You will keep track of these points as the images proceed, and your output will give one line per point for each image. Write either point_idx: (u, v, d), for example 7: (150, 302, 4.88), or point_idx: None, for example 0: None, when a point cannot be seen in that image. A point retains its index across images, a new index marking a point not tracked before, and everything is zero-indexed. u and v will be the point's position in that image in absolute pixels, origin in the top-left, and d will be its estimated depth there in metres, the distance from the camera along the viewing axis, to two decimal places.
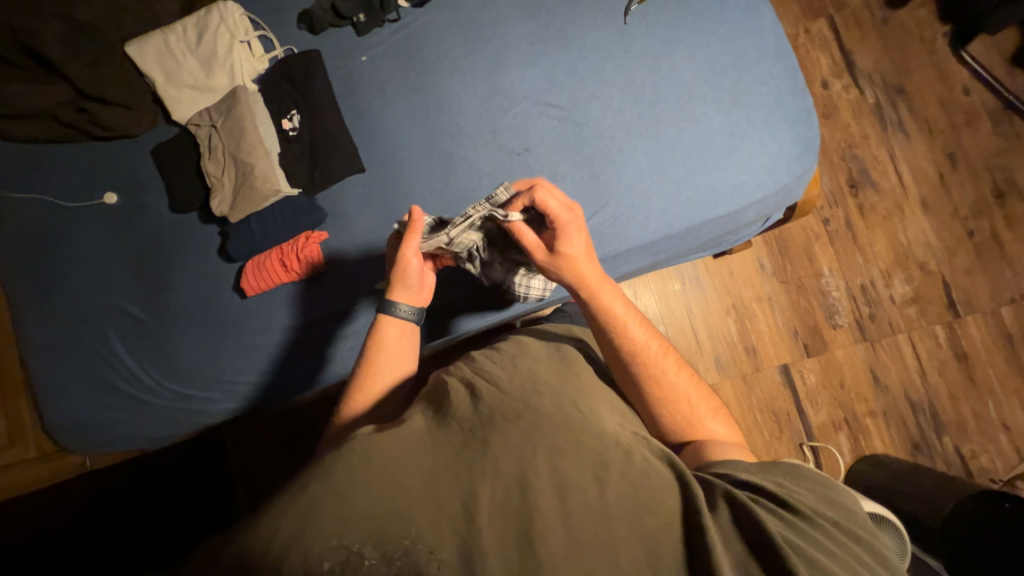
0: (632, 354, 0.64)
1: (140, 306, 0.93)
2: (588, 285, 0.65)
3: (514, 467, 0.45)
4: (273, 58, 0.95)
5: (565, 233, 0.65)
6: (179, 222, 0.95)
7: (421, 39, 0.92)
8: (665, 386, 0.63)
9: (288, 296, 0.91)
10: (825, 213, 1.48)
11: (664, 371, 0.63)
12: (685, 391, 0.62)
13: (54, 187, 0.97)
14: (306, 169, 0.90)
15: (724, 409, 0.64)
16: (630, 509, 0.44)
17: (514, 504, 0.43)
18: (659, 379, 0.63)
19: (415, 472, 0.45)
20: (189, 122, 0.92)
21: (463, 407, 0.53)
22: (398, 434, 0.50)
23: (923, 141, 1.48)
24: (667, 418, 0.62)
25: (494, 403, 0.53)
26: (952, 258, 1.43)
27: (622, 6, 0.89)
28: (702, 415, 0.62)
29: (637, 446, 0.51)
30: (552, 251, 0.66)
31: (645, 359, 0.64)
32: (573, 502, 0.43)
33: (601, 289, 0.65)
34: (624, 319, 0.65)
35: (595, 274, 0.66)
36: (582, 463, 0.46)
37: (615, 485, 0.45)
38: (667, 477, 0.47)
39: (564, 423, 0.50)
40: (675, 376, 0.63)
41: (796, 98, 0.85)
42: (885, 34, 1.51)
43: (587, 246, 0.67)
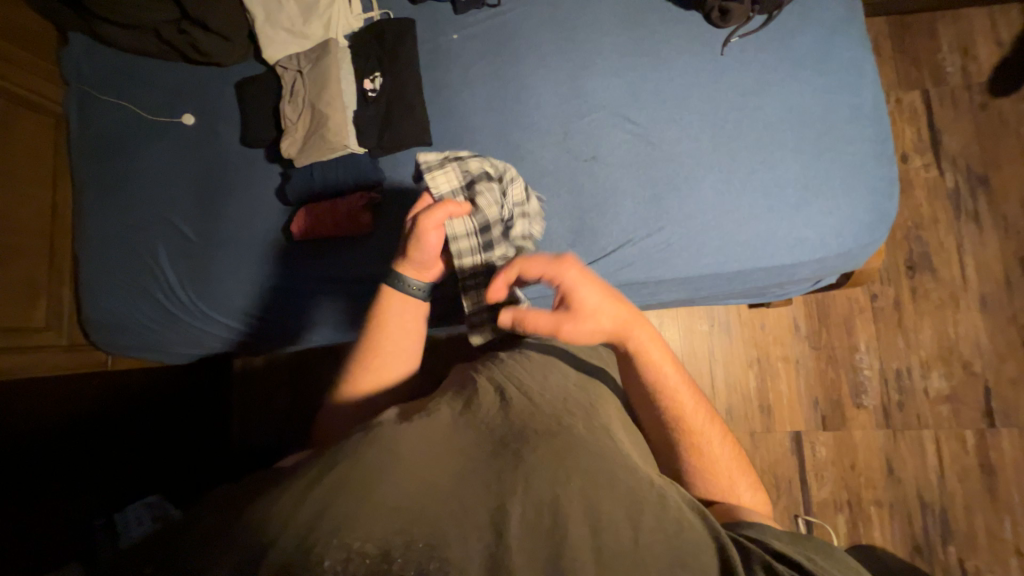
0: (678, 423, 0.62)
1: (192, 225, 0.97)
2: (623, 335, 0.61)
3: (546, 487, 0.44)
4: (369, 18, 0.97)
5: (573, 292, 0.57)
6: (246, 155, 0.98)
7: (514, 29, 0.93)
8: (703, 456, 0.61)
9: (330, 253, 0.92)
10: (874, 288, 1.43)
11: (708, 442, 0.62)
12: (724, 462, 0.61)
13: (142, 98, 1.02)
14: (376, 131, 0.91)
15: (759, 485, 0.62)
16: (662, 557, 0.42)
17: (545, 526, 0.42)
18: (699, 450, 0.61)
19: (444, 475, 0.46)
20: (278, 63, 0.95)
21: (492, 413, 0.54)
22: (429, 431, 0.51)
23: (996, 238, 1.41)
24: (699, 484, 0.61)
25: (525, 414, 0.53)
26: (1000, 364, 1.36)
27: (722, 36, 0.87)
28: (735, 486, 0.60)
29: (672, 493, 0.50)
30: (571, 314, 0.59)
31: (691, 427, 0.62)
32: (605, 538, 0.42)
33: (636, 333, 0.61)
34: (673, 387, 0.62)
35: (625, 317, 0.60)
36: (618, 499, 0.45)
37: (649, 528, 0.44)
38: (700, 531, 0.46)
39: (598, 450, 0.50)
40: (715, 446, 0.62)
41: (882, 165, 0.82)
42: (980, 120, 1.44)
43: (604, 288, 0.59)
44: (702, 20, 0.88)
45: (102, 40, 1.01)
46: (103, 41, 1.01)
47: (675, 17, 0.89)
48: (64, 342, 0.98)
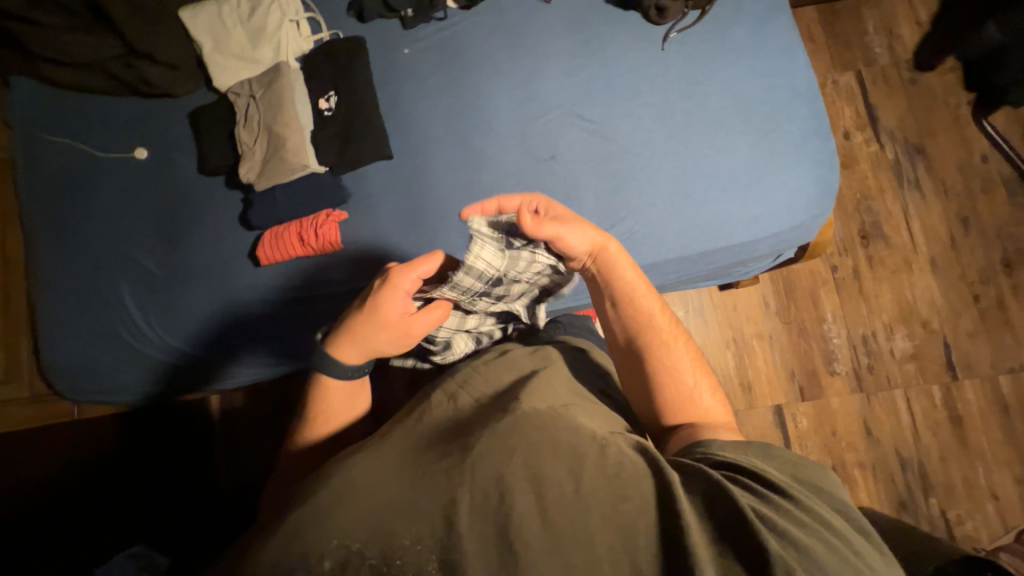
0: (647, 324, 0.67)
1: (155, 259, 0.95)
2: (597, 246, 0.69)
3: (492, 470, 0.44)
4: (319, 39, 0.97)
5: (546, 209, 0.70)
6: (206, 184, 0.97)
7: (464, 38, 0.94)
8: (670, 358, 0.65)
9: (296, 275, 0.91)
10: (834, 259, 1.50)
11: (671, 344, 0.66)
12: (689, 367, 0.65)
13: (91, 136, 0.99)
14: (336, 149, 0.92)
15: (722, 393, 0.65)
16: (605, 501, 0.43)
17: (493, 506, 0.42)
18: (663, 351, 0.65)
19: (398, 474, 0.45)
20: (230, 90, 0.94)
21: (444, 419, 0.54)
22: (384, 443, 0.51)
23: (938, 202, 1.50)
24: (667, 392, 0.64)
25: (473, 415, 0.54)
26: (955, 320, 1.44)
27: (662, 32, 0.91)
28: (700, 390, 0.64)
29: (612, 438, 0.50)
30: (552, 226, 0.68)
31: (657, 332, 0.67)
32: (549, 500, 0.42)
33: (606, 244, 0.70)
34: (640, 296, 0.68)
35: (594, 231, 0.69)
36: (559, 457, 0.45)
37: (591, 478, 0.44)
38: (640, 465, 0.47)
39: (540, 422, 0.50)
40: (681, 347, 0.66)
41: (821, 138, 0.87)
42: (911, 94, 1.55)
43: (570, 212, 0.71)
44: (643, 19, 0.92)
45: (46, 81, 0.99)
46: (47, 82, 0.99)
47: (616, 19, 0.93)
48: (26, 397, 0.96)
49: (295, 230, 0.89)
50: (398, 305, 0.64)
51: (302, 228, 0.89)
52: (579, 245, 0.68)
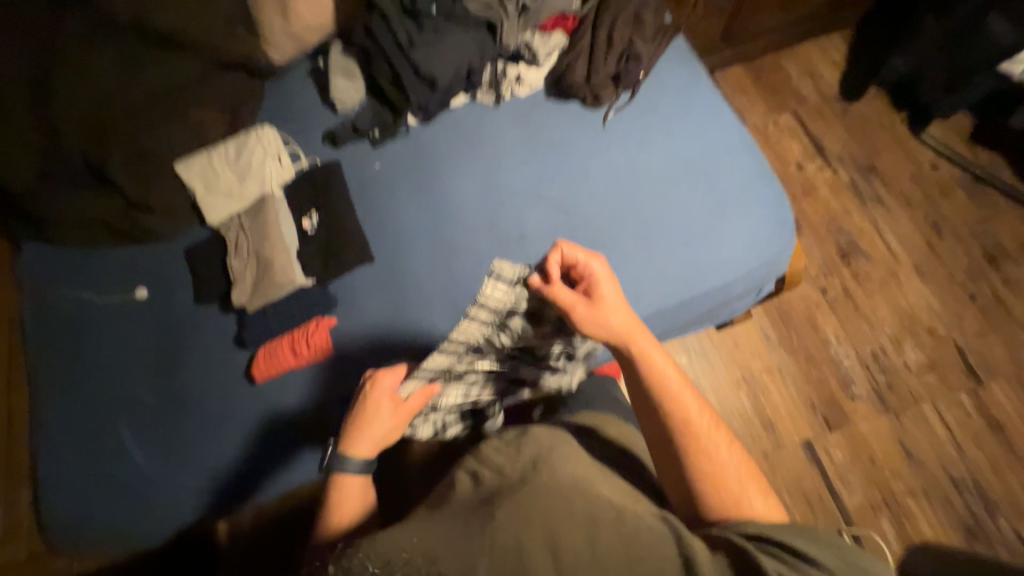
0: (683, 426, 0.71)
1: (155, 392, 0.97)
2: (626, 334, 0.75)
3: (513, 537, 0.53)
4: (299, 167, 1.07)
5: (597, 282, 0.77)
6: (201, 311, 1.02)
7: (427, 147, 1.04)
8: (713, 460, 0.69)
9: (292, 387, 0.93)
10: (821, 282, 1.51)
11: (714, 446, 0.70)
12: (732, 467, 0.69)
13: (91, 282, 1.05)
14: (320, 261, 0.98)
15: (772, 495, 0.69)
16: (617, 562, 0.51)
17: (511, 566, 0.51)
18: (708, 455, 0.69)
19: (431, 535, 0.55)
20: (221, 224, 1.03)
21: (467, 493, 0.61)
22: (423, 516, 0.59)
23: (904, 212, 1.55)
24: (712, 494, 0.67)
25: (493, 486, 0.61)
26: (959, 322, 1.42)
27: (601, 113, 1.01)
28: (748, 493, 0.67)
29: (631, 508, 0.58)
30: (591, 303, 0.77)
31: (697, 431, 0.71)
32: (565, 558, 0.51)
33: (635, 335, 0.75)
34: (677, 392, 0.73)
35: (627, 321, 0.76)
36: (576, 527, 0.53)
37: (604, 542, 0.53)
38: (660, 531, 0.55)
39: (563, 492, 0.57)
40: (725, 452, 0.70)
41: (766, 183, 0.93)
42: (848, 122, 1.67)
43: (620, 296, 0.78)
44: (581, 105, 1.02)
45: (52, 241, 1.06)
46: (53, 241, 1.07)
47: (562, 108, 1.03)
48: (22, 556, 0.96)
49: (287, 344, 0.92)
50: (385, 404, 0.79)
51: (293, 341, 0.92)
52: (612, 324, 0.75)
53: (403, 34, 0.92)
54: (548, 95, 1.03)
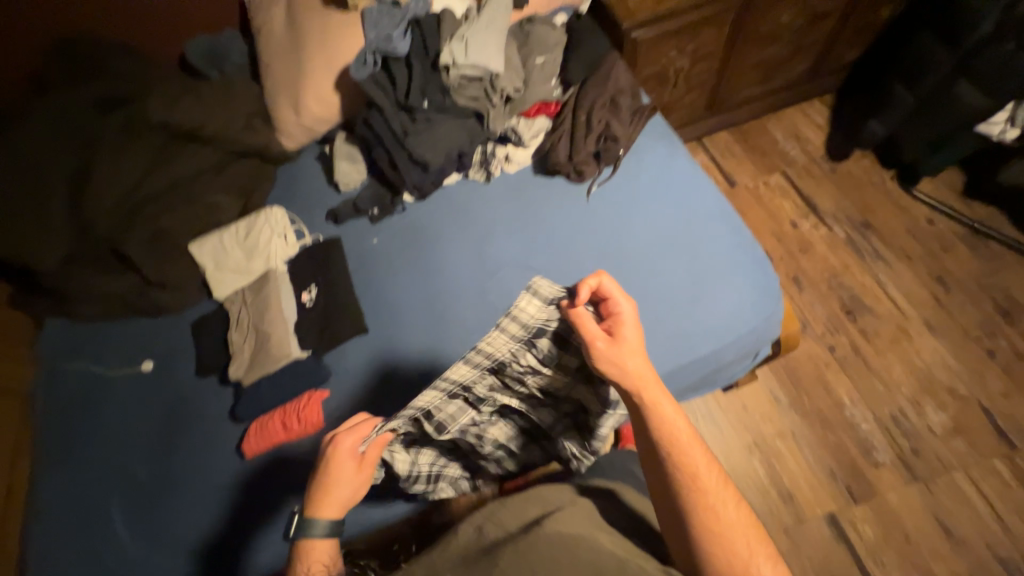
0: (690, 479, 0.71)
1: (148, 470, 0.96)
2: (641, 381, 0.72)
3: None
4: (302, 243, 1.14)
5: (618, 323, 0.73)
6: (201, 384, 1.04)
7: (422, 221, 1.11)
8: (717, 517, 0.69)
9: (281, 464, 0.92)
10: (828, 339, 1.47)
11: (720, 502, 0.70)
12: (737, 526, 0.69)
13: (100, 357, 1.09)
14: (316, 334, 1.02)
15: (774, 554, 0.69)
16: None
17: None
18: (712, 510, 0.69)
19: None
20: (226, 299, 1.08)
21: (472, 546, 0.70)
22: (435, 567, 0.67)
23: (906, 267, 1.53)
24: (712, 549, 0.68)
25: (498, 539, 0.69)
26: (981, 380, 1.36)
27: (585, 186, 1.06)
28: (752, 556, 0.68)
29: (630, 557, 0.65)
30: (612, 344, 0.72)
31: (704, 485, 0.70)
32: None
33: (647, 384, 0.72)
34: (687, 444, 0.72)
35: (644, 367, 0.72)
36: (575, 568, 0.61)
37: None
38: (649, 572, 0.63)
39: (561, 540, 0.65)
40: (730, 509, 0.70)
41: (748, 250, 0.95)
42: (837, 181, 1.71)
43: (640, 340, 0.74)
44: (566, 180, 1.07)
45: (69, 317, 1.12)
46: (70, 317, 1.13)
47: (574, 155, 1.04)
48: None
49: (280, 420, 0.93)
50: (349, 462, 0.74)
51: (287, 416, 0.93)
52: (628, 370, 0.71)
53: (399, 125, 1.00)
54: (536, 172, 1.09)
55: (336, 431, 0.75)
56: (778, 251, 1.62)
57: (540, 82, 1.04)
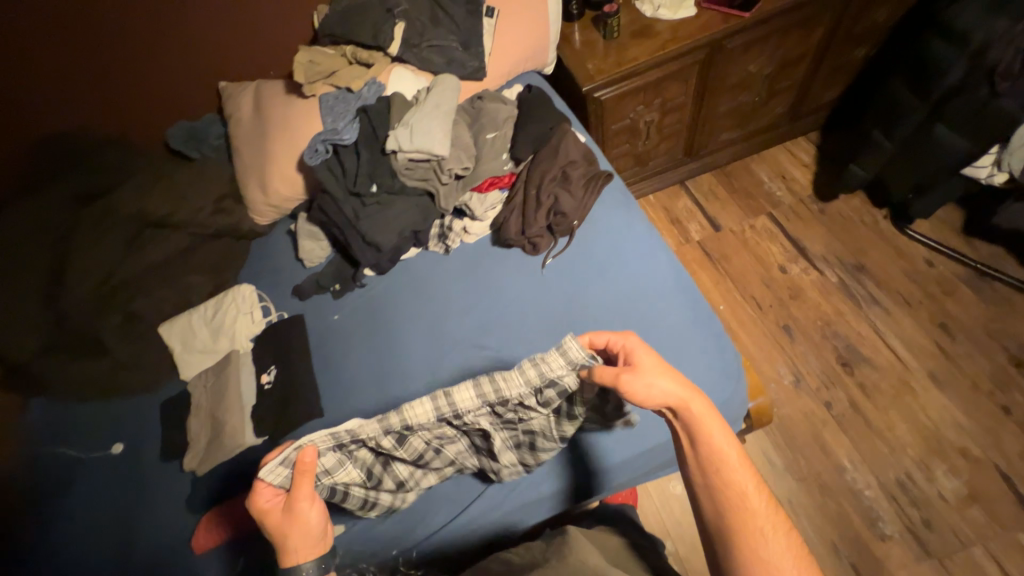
0: (739, 506, 0.64)
1: (106, 566, 0.96)
2: (680, 399, 0.68)
3: None
4: (268, 320, 1.15)
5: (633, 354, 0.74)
6: (162, 470, 1.04)
7: (381, 297, 1.11)
8: (768, 551, 0.61)
9: (233, 557, 0.92)
10: (824, 395, 1.38)
11: (772, 536, 0.62)
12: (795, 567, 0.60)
13: (67, 441, 1.10)
14: (273, 419, 1.01)
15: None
16: None
17: None
18: (762, 542, 0.62)
19: None
20: (190, 381, 1.10)
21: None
22: None
23: (906, 313, 1.44)
24: None
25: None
26: (996, 440, 1.25)
27: (540, 258, 1.05)
28: None
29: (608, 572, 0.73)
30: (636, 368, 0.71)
31: (752, 514, 0.63)
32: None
33: (691, 400, 0.68)
34: (733, 466, 0.65)
35: (680, 385, 0.68)
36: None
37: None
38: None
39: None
40: (784, 543, 0.61)
41: (703, 326, 0.91)
42: (827, 222, 1.64)
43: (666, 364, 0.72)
44: (522, 252, 1.06)
45: (44, 399, 1.15)
46: (44, 400, 1.15)
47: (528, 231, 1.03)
48: None
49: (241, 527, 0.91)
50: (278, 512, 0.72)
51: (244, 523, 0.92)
52: (655, 398, 0.69)
53: (350, 210, 1.04)
54: (493, 243, 1.09)
55: (259, 477, 0.74)
56: (766, 299, 1.55)
57: (489, 158, 1.07)
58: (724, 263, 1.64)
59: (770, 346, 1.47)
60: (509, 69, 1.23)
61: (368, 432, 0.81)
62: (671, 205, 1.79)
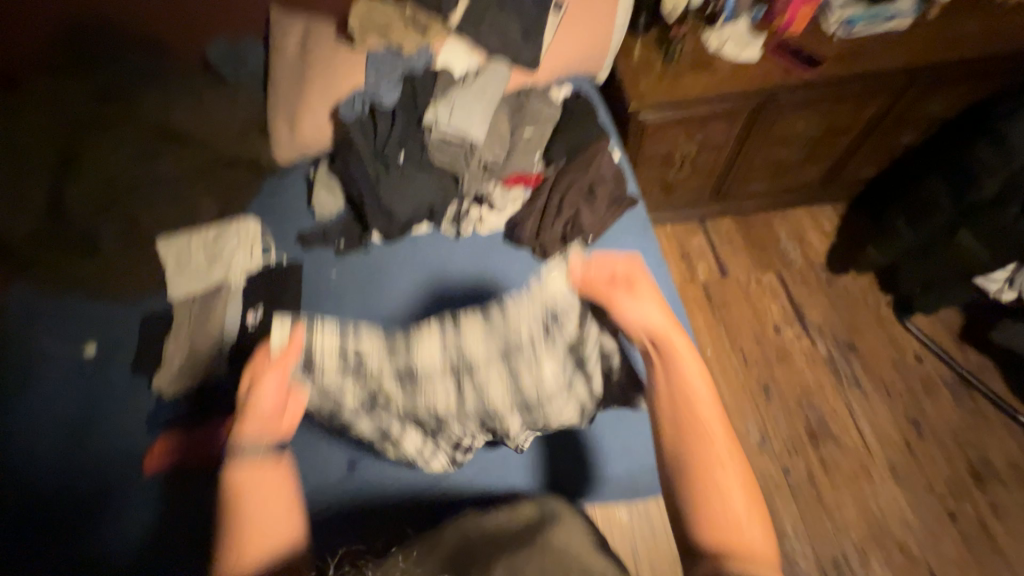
0: (692, 428, 0.70)
1: (56, 463, 0.96)
2: (664, 334, 0.79)
3: None
4: (266, 261, 1.14)
5: (637, 287, 0.85)
6: (129, 382, 1.03)
7: (381, 264, 1.10)
8: (715, 482, 0.66)
9: (180, 481, 0.93)
10: (784, 460, 1.40)
11: (720, 469, 0.67)
12: (734, 490, 0.65)
13: (39, 329, 1.09)
14: (247, 359, 1.01)
15: (772, 535, 0.65)
16: None
17: None
18: (709, 470, 0.67)
19: None
20: (175, 304, 1.09)
21: None
22: None
23: (883, 401, 1.46)
24: (702, 513, 0.64)
25: None
26: (935, 543, 1.28)
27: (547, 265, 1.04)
28: (745, 520, 0.64)
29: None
30: (636, 297, 0.83)
31: (706, 437, 0.69)
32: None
33: (674, 339, 0.79)
34: (695, 388, 0.74)
35: (666, 325, 0.80)
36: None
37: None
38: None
39: None
40: (733, 483, 0.66)
41: None
42: (831, 294, 1.65)
43: (663, 305, 0.83)
44: (532, 254, 1.06)
45: (24, 283, 1.13)
46: (25, 283, 1.13)
47: (541, 241, 1.03)
48: None
49: (203, 455, 0.95)
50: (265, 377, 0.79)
51: (202, 449, 0.95)
52: (650, 319, 0.80)
53: (373, 173, 1.04)
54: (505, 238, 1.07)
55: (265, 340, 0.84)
56: (753, 355, 1.57)
57: (521, 154, 1.06)
58: (721, 310, 1.65)
59: (746, 401, 1.49)
60: (561, 70, 1.22)
61: (375, 362, 0.89)
62: (685, 240, 1.79)
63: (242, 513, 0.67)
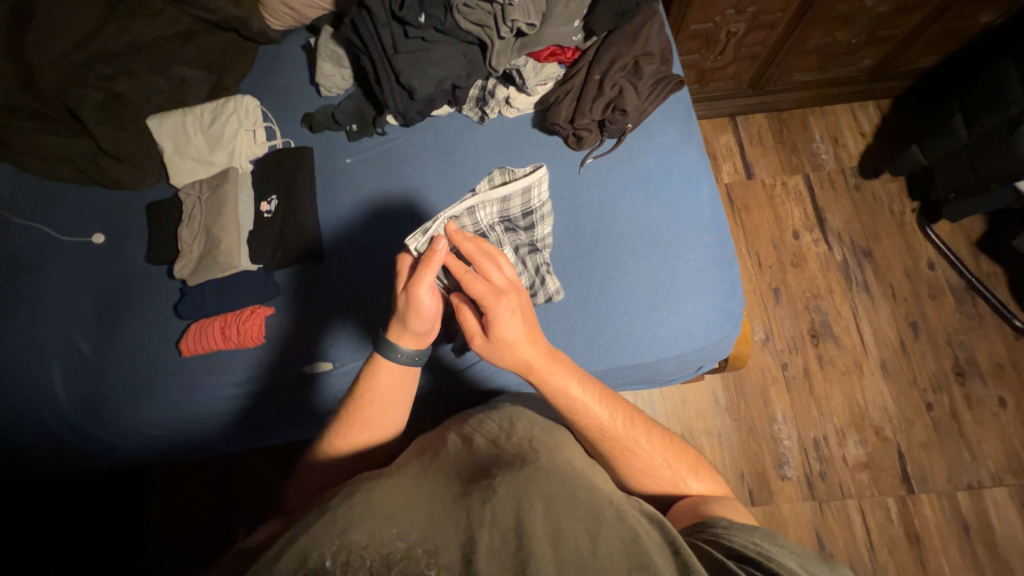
0: (601, 435, 0.68)
1: (91, 346, 0.96)
2: (536, 369, 0.64)
3: (512, 515, 0.47)
4: (272, 145, 1.05)
5: (496, 321, 0.61)
6: (148, 271, 1.01)
7: (399, 153, 1.02)
8: (636, 455, 0.69)
9: (213, 370, 0.93)
10: (784, 357, 1.48)
11: (638, 443, 0.69)
12: (659, 460, 0.69)
13: (45, 217, 1.04)
14: (268, 250, 0.98)
15: (697, 462, 0.72)
16: (620, 564, 0.45)
17: (509, 548, 0.44)
18: (631, 453, 0.68)
19: (413, 503, 0.50)
20: (182, 189, 1.03)
21: (457, 455, 0.61)
22: (399, 475, 0.56)
23: (887, 305, 1.51)
24: (645, 485, 0.70)
25: (491, 454, 0.60)
26: (908, 428, 1.41)
27: (579, 157, 0.97)
28: (682, 477, 0.70)
29: (626, 506, 0.54)
30: (489, 336, 0.63)
31: (614, 438, 0.68)
32: (567, 557, 0.44)
33: (551, 369, 0.64)
34: (582, 400, 0.66)
35: (539, 355, 0.63)
36: (577, 517, 0.49)
37: (606, 542, 0.47)
38: (657, 541, 0.49)
39: (563, 481, 0.54)
40: (644, 443, 0.69)
41: (721, 269, 0.90)
42: (857, 199, 1.60)
43: (529, 326, 0.63)
44: (564, 144, 0.98)
45: (21, 168, 1.06)
46: (22, 168, 1.06)
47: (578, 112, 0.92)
48: None
49: (228, 344, 0.92)
50: (424, 293, 0.65)
51: (227, 334, 0.91)
52: (515, 335, 0.62)
53: (389, 38, 0.90)
54: (535, 126, 1.00)
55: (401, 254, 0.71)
56: (769, 259, 1.57)
57: (558, 20, 0.91)
58: (743, 214, 1.61)
59: (754, 303, 1.53)
60: None
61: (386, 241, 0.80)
62: (714, 139, 1.67)
63: (370, 382, 0.70)
